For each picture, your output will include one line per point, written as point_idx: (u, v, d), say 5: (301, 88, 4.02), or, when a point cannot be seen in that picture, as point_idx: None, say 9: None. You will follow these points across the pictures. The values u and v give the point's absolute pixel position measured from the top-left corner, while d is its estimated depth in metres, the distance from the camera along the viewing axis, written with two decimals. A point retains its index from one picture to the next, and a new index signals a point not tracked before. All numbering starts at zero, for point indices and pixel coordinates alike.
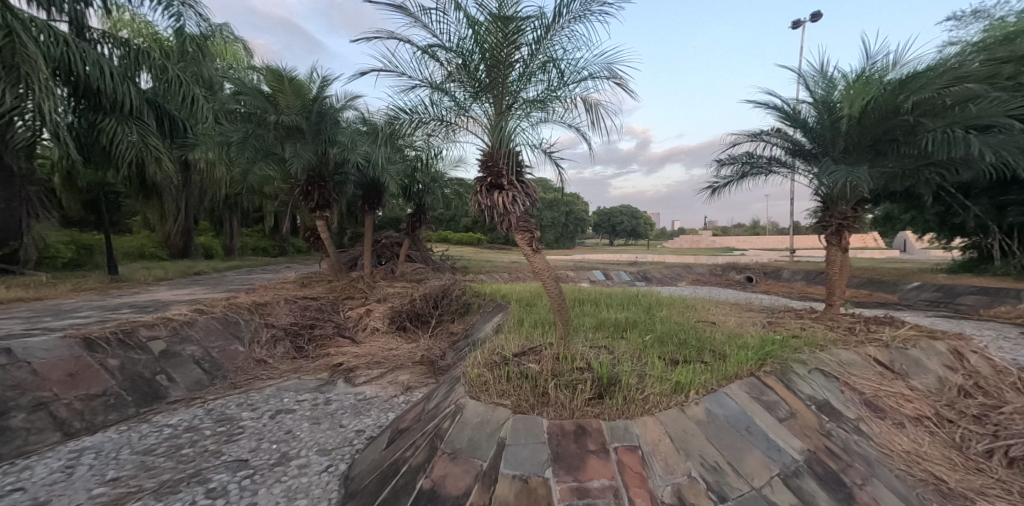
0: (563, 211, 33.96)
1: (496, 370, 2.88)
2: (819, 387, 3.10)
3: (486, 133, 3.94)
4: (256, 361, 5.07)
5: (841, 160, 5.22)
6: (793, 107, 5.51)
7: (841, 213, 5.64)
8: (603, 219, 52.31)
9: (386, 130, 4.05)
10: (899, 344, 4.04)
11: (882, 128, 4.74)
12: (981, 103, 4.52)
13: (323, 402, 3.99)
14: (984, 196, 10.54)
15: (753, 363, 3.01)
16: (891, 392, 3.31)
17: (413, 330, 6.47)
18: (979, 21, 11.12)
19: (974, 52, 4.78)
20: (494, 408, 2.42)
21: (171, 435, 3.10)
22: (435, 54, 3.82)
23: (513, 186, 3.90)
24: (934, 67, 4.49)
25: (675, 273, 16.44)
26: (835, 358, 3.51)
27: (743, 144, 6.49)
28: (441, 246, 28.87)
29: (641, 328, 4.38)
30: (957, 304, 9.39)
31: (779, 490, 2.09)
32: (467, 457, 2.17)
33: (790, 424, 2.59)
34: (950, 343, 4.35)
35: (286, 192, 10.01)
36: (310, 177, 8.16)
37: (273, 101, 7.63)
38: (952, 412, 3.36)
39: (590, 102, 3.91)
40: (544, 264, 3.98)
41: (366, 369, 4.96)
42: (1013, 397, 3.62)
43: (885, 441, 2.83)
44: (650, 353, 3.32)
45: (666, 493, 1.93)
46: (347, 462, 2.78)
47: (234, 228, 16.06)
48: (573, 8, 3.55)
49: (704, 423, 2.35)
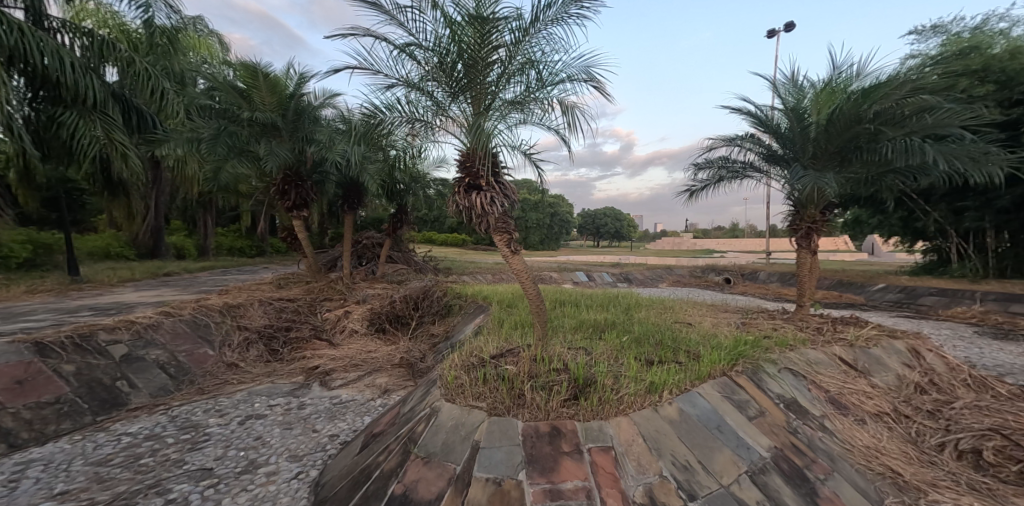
0: (547, 212, 34.23)
1: (472, 372, 2.87)
2: (788, 385, 3.19)
3: (464, 133, 3.94)
4: (227, 365, 4.90)
5: (810, 165, 5.39)
6: (765, 113, 5.67)
7: (810, 217, 5.83)
8: (588, 221, 52.87)
9: (362, 128, 4.00)
10: (862, 343, 4.20)
11: (846, 135, 4.94)
12: (936, 113, 4.75)
13: (297, 406, 3.88)
14: (943, 201, 11.05)
15: (725, 363, 3.07)
16: (853, 389, 3.43)
17: (393, 331, 6.40)
18: (938, 36, 11.69)
19: (931, 66, 5.03)
20: (469, 410, 2.41)
21: (130, 444, 2.96)
22: (412, 53, 3.79)
23: (491, 186, 3.90)
24: (895, 77, 4.71)
25: (656, 275, 16.81)
26: (803, 357, 3.62)
27: (718, 148, 6.67)
28: (425, 247, 28.68)
29: (619, 329, 4.43)
30: (918, 304, 9.85)
31: (746, 487, 2.14)
32: (440, 461, 2.14)
33: (759, 422, 2.66)
34: (909, 342, 4.53)
35: (262, 192, 9.75)
36: (287, 176, 7.95)
37: (248, 98, 7.48)
38: (909, 408, 3.51)
39: (568, 105, 3.94)
40: (523, 265, 3.97)
41: (344, 373, 4.87)
42: (963, 393, 3.82)
43: (848, 437, 2.93)
44: (626, 353, 3.36)
45: (638, 492, 1.94)
46: (318, 469, 2.72)
47: (208, 227, 15.59)
48: (551, 10, 3.57)
49: (676, 422, 2.38)
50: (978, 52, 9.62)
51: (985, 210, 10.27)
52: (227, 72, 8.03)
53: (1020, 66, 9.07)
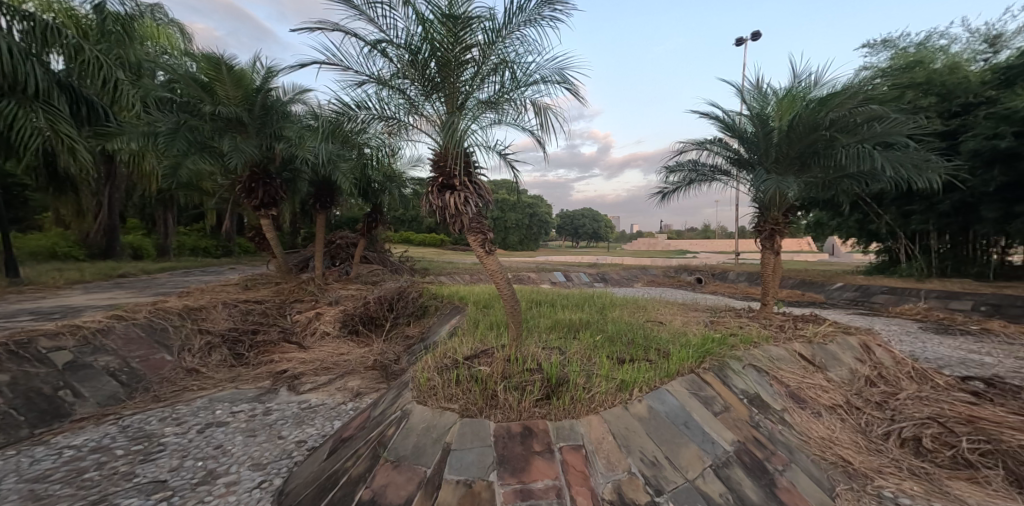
0: (525, 212, 34.34)
1: (446, 373, 2.84)
2: (751, 381, 3.31)
3: (438, 133, 3.89)
4: (187, 371, 4.67)
5: (773, 168, 5.61)
6: (731, 119, 5.88)
7: (774, 219, 6.07)
8: (566, 221, 53.49)
9: (331, 124, 3.89)
10: (820, 339, 4.41)
11: (805, 141, 5.18)
12: (886, 122, 5.05)
13: (262, 413, 3.73)
14: (893, 206, 11.80)
15: (694, 360, 3.17)
16: (811, 384, 3.61)
17: (366, 333, 6.26)
18: (887, 49, 12.46)
19: (880, 78, 5.37)
20: (441, 412, 2.38)
21: (73, 458, 2.77)
22: (384, 50, 3.72)
23: (464, 186, 3.88)
24: (850, 87, 4.98)
25: (631, 275, 17.16)
26: (766, 354, 3.76)
27: (689, 151, 6.85)
28: (402, 247, 28.30)
29: (593, 328, 4.48)
30: (872, 302, 10.46)
31: (711, 481, 2.21)
32: (410, 464, 2.11)
33: (723, 417, 2.74)
34: (861, 338, 4.79)
35: (227, 189, 9.34)
36: (254, 173, 7.63)
37: (211, 92, 7.18)
38: (860, 399, 3.72)
39: (541, 106, 3.96)
40: (497, 266, 3.94)
41: (313, 376, 4.73)
42: (907, 385, 4.09)
43: (805, 429, 3.07)
44: (599, 352, 3.40)
45: (607, 489, 1.96)
46: (282, 477, 2.62)
47: (169, 226, 14.80)
48: (524, 11, 3.57)
49: (645, 419, 2.43)
50: (922, 67, 10.31)
51: (929, 214, 11.00)
52: (188, 64, 7.66)
53: (958, 81, 9.81)
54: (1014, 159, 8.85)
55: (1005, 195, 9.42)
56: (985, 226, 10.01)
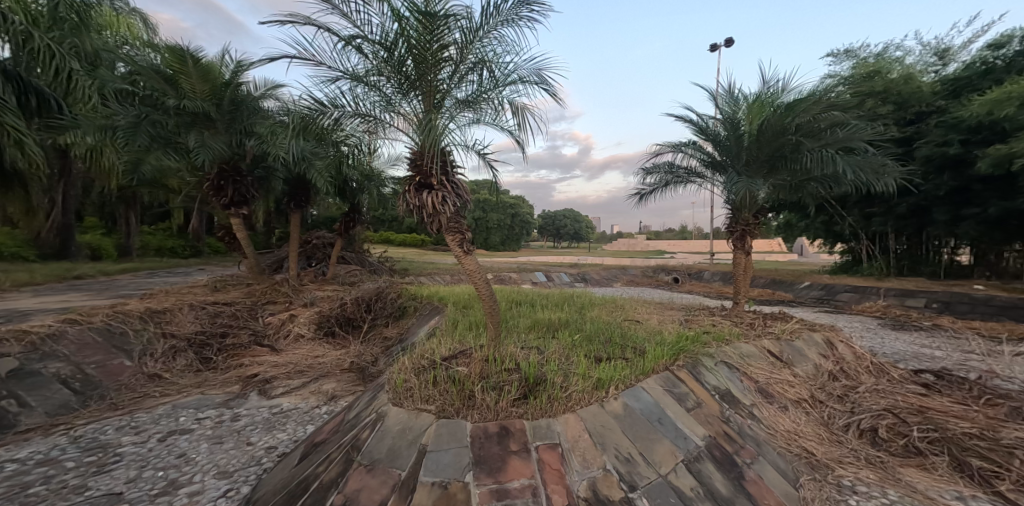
0: (507, 212, 34.36)
1: (423, 374, 2.80)
2: (723, 378, 3.40)
3: (415, 131, 3.85)
4: (148, 377, 4.45)
5: (744, 171, 5.80)
6: (705, 122, 6.04)
7: (745, 220, 6.26)
8: (548, 222, 53.85)
9: (303, 121, 3.79)
10: (787, 336, 4.59)
11: (774, 145, 5.38)
12: (847, 128, 5.30)
13: (230, 418, 3.60)
14: (856, 208, 12.40)
15: (668, 358, 3.23)
16: (778, 379, 3.74)
17: (343, 335, 6.13)
18: (850, 59, 13.08)
19: (841, 86, 5.63)
20: (417, 414, 2.35)
21: (17, 472, 2.59)
22: (358, 46, 3.64)
23: (442, 186, 3.83)
24: (815, 93, 5.19)
25: (611, 275, 17.40)
26: (738, 351, 3.88)
27: (665, 153, 6.99)
28: (382, 247, 27.89)
29: (572, 327, 4.51)
30: (836, 300, 10.95)
31: (683, 476, 2.25)
32: (385, 467, 2.07)
33: (696, 413, 2.80)
34: (826, 334, 5.01)
35: (194, 187, 8.97)
36: (222, 170, 7.34)
37: (176, 85, 6.89)
38: (824, 393, 3.88)
39: (519, 106, 3.97)
40: (476, 266, 3.92)
41: (286, 380, 4.59)
42: (866, 378, 4.29)
43: (773, 423, 3.18)
44: (577, 352, 3.42)
45: (582, 486, 1.97)
46: (250, 484, 2.53)
47: (131, 224, 14.10)
48: (502, 10, 3.57)
49: (621, 417, 2.47)
50: (880, 76, 10.81)
51: (888, 216, 11.59)
52: (151, 55, 7.34)
53: (912, 90, 10.34)
54: (962, 166, 9.45)
55: (954, 199, 10.02)
56: (937, 228, 10.63)
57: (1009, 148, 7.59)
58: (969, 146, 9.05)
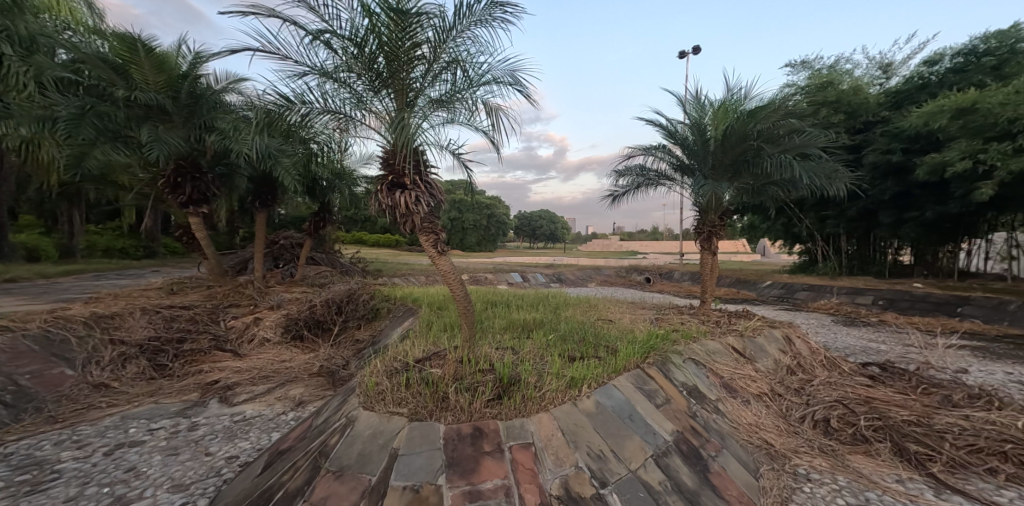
0: (483, 213, 34.31)
1: (395, 377, 2.76)
2: (690, 374, 3.52)
3: (387, 130, 3.78)
4: (94, 387, 4.16)
5: (710, 175, 6.02)
6: (673, 127, 6.24)
7: (711, 222, 6.51)
8: (524, 222, 54.07)
9: (268, 117, 3.65)
10: (749, 333, 4.80)
11: (737, 150, 5.62)
12: (803, 135, 5.60)
13: (186, 428, 3.42)
14: (812, 211, 13.12)
15: (639, 356, 3.31)
16: (742, 374, 3.91)
17: (312, 338, 5.94)
18: (806, 70, 13.85)
19: (798, 95, 5.95)
20: (389, 418, 2.32)
21: None
22: (327, 41, 3.54)
23: (416, 186, 3.78)
24: (774, 102, 5.46)
25: (585, 275, 17.67)
26: (704, 348, 4.02)
27: (636, 156, 7.17)
28: (354, 248, 27.23)
29: (546, 327, 4.54)
30: (795, 298, 11.55)
31: (651, 470, 2.32)
32: (354, 473, 2.02)
33: (665, 409, 2.89)
34: (785, 331, 5.27)
35: (148, 184, 8.45)
36: (179, 166, 6.96)
37: (125, 75, 6.48)
38: (783, 386, 4.08)
39: (493, 106, 3.97)
40: (450, 266, 3.89)
41: (250, 386, 4.40)
42: (820, 372, 4.56)
43: (736, 416, 3.32)
44: (551, 351, 3.46)
45: (555, 485, 1.99)
46: (208, 497, 2.40)
47: (75, 223, 13.14)
48: (475, 10, 3.56)
49: (593, 414, 2.51)
50: (833, 87, 11.47)
51: (841, 218, 12.34)
52: (97, 42, 6.86)
53: (861, 101, 11.04)
54: (904, 173, 10.19)
55: (897, 203, 10.72)
56: (883, 230, 11.41)
57: (943, 157, 8.24)
58: (909, 154, 9.78)
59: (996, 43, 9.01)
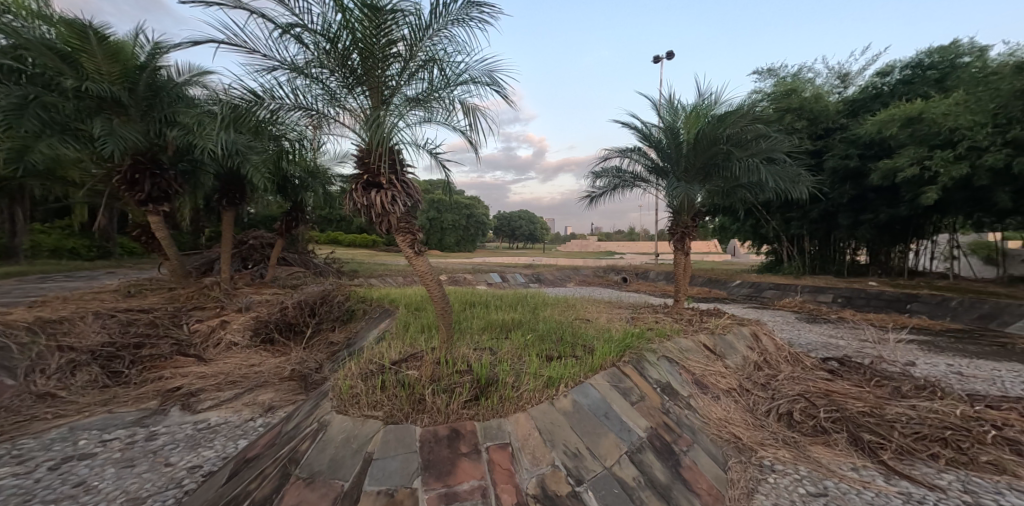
0: (462, 213, 34.14)
1: (370, 380, 2.71)
2: (664, 371, 3.61)
3: (362, 128, 3.70)
4: (38, 397, 3.87)
5: (682, 177, 6.19)
6: (648, 130, 6.39)
7: (684, 223, 6.69)
8: (503, 223, 54.09)
9: (234, 111, 3.51)
10: (719, 331, 4.97)
11: (708, 153, 5.81)
12: (769, 140, 5.85)
13: (144, 439, 3.24)
14: (778, 213, 13.70)
15: (615, 355, 3.37)
16: (712, 371, 4.04)
17: (283, 341, 5.76)
18: (772, 77, 14.45)
19: (764, 101, 6.21)
20: (363, 421, 2.27)
21: None
22: (297, 35, 3.44)
23: (392, 185, 3.72)
24: (742, 107, 5.68)
25: (563, 275, 17.83)
26: (677, 346, 4.13)
27: (612, 158, 7.29)
28: (329, 248, 26.56)
29: (524, 327, 4.56)
30: (763, 296, 12.03)
31: (625, 466, 2.37)
32: (325, 479, 1.95)
33: (639, 406, 2.95)
34: (753, 328, 5.48)
35: (102, 180, 7.96)
36: (137, 162, 6.59)
37: (75, 64, 6.08)
38: (750, 382, 4.24)
39: (470, 106, 3.95)
40: (428, 267, 3.84)
41: (215, 392, 4.22)
42: (785, 367, 4.77)
43: (706, 412, 3.43)
44: (529, 351, 3.48)
45: (531, 484, 2.00)
46: None
47: (18, 222, 12.24)
48: (451, 10, 3.54)
49: (569, 413, 2.54)
50: (796, 95, 12.02)
51: (804, 220, 12.94)
52: (39, 27, 6.38)
53: (821, 108, 11.62)
54: (860, 177, 10.80)
55: (853, 206, 11.30)
56: (842, 231, 12.03)
57: (894, 163, 8.78)
58: (865, 160, 10.37)
59: (939, 58, 9.93)
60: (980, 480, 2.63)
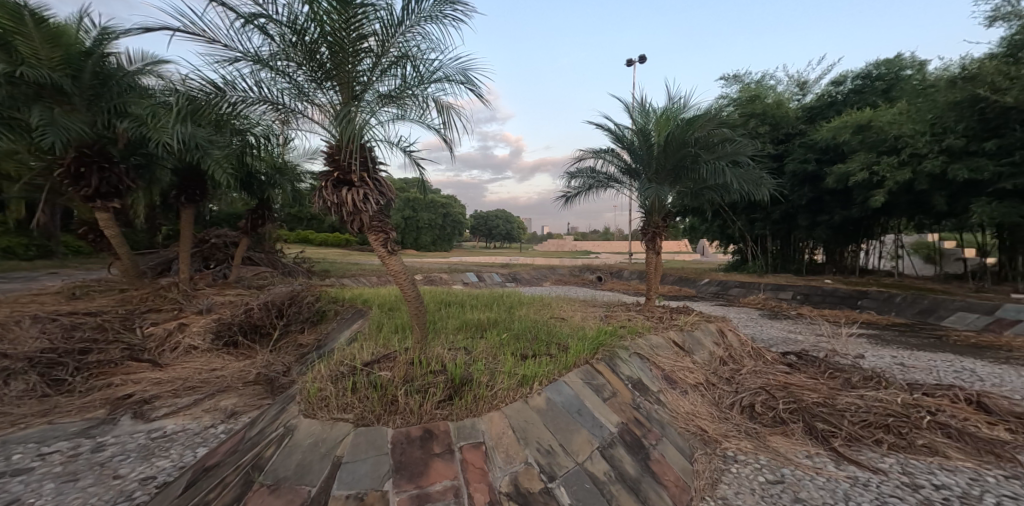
0: (438, 212, 33.80)
1: (340, 382, 2.64)
2: (635, 368, 3.69)
3: (332, 124, 3.60)
4: None
5: (653, 178, 6.35)
6: (620, 132, 6.52)
7: (655, 223, 6.85)
8: (480, 222, 53.88)
9: (193, 103, 3.34)
10: (688, 327, 5.13)
11: (677, 155, 5.99)
12: (734, 144, 6.09)
13: (90, 450, 3.04)
14: (743, 214, 14.29)
15: (588, 352, 3.42)
16: (681, 367, 4.16)
17: (248, 344, 5.52)
18: (738, 83, 15.04)
19: (730, 107, 6.47)
20: (332, 425, 2.21)
21: None
22: (261, 26, 3.30)
23: (364, 183, 3.63)
24: (709, 111, 5.89)
25: (540, 274, 17.94)
26: (648, 343, 4.24)
27: (587, 159, 7.39)
28: (298, 247, 25.64)
29: (499, 327, 4.56)
30: (729, 294, 12.52)
31: (597, 461, 2.41)
32: (291, 485, 1.87)
33: (611, 402, 3.01)
34: (719, 325, 5.69)
35: (42, 173, 7.38)
36: (83, 155, 6.15)
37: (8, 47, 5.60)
38: (716, 377, 4.40)
39: (444, 104, 3.91)
40: (401, 266, 3.78)
41: (172, 399, 4.00)
42: (748, 361, 4.98)
43: (675, 406, 3.53)
44: (504, 350, 3.48)
45: (504, 482, 2.00)
46: None
47: None
48: (424, 7, 3.49)
49: (543, 410, 2.56)
50: (759, 101, 12.57)
51: (767, 221, 13.56)
52: None
53: (783, 114, 12.15)
54: (817, 181, 11.42)
55: (811, 207, 11.93)
56: (801, 231, 12.68)
57: (847, 167, 9.35)
58: (821, 164, 10.98)
59: (886, 70, 10.68)
60: (917, 462, 2.84)
